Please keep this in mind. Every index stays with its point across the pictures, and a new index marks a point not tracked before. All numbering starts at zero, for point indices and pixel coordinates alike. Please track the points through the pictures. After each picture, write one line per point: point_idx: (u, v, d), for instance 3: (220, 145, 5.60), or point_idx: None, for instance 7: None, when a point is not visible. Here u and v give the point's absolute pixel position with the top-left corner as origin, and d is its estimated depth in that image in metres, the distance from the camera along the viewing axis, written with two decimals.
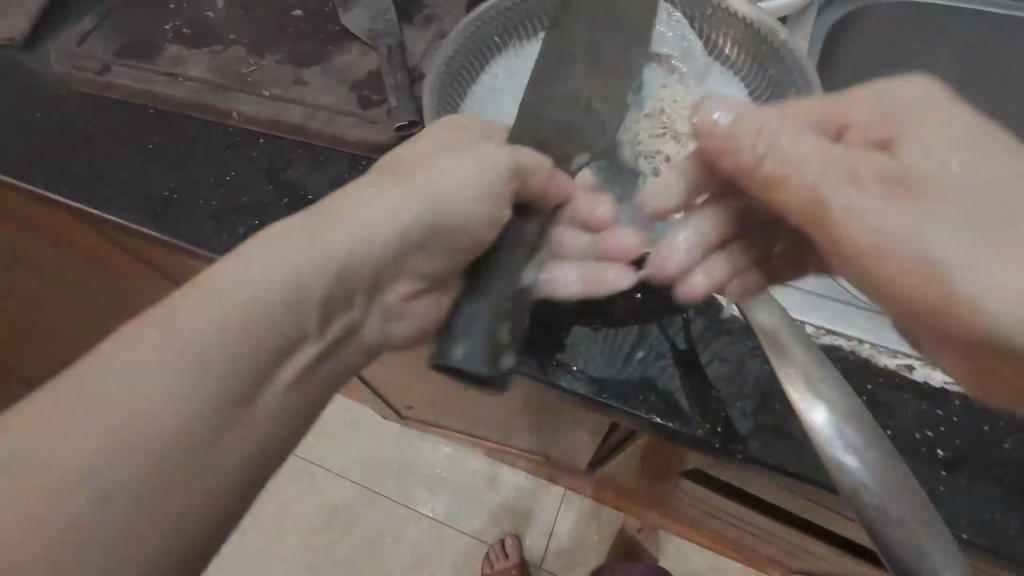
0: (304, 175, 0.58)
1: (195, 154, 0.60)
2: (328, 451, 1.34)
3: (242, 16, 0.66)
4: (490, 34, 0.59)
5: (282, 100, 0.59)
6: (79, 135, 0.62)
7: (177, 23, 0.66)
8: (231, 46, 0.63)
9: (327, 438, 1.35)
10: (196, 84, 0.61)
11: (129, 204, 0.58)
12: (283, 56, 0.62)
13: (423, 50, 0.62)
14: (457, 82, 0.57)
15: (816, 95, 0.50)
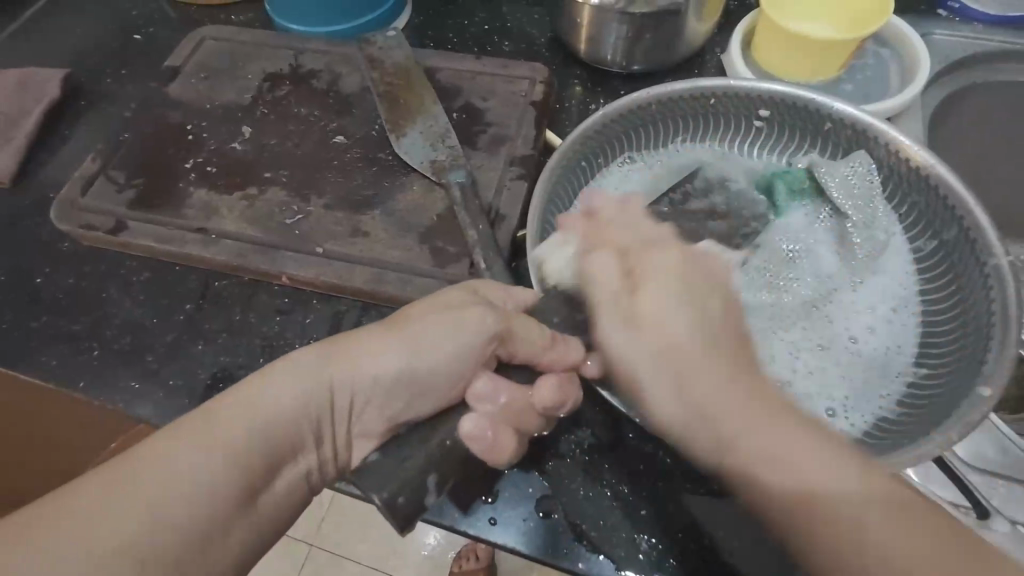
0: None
1: (239, 325, 0.51)
2: (354, 543, 1.21)
3: (278, 147, 0.57)
4: (579, 159, 0.51)
5: (342, 258, 0.50)
6: (100, 308, 0.53)
7: (199, 158, 0.57)
8: (270, 187, 0.55)
9: (351, 530, 1.22)
10: (235, 240, 0.52)
11: (165, 397, 0.48)
12: (332, 197, 0.54)
13: (497, 181, 0.53)
14: (551, 216, 0.49)
15: (994, 242, 0.42)
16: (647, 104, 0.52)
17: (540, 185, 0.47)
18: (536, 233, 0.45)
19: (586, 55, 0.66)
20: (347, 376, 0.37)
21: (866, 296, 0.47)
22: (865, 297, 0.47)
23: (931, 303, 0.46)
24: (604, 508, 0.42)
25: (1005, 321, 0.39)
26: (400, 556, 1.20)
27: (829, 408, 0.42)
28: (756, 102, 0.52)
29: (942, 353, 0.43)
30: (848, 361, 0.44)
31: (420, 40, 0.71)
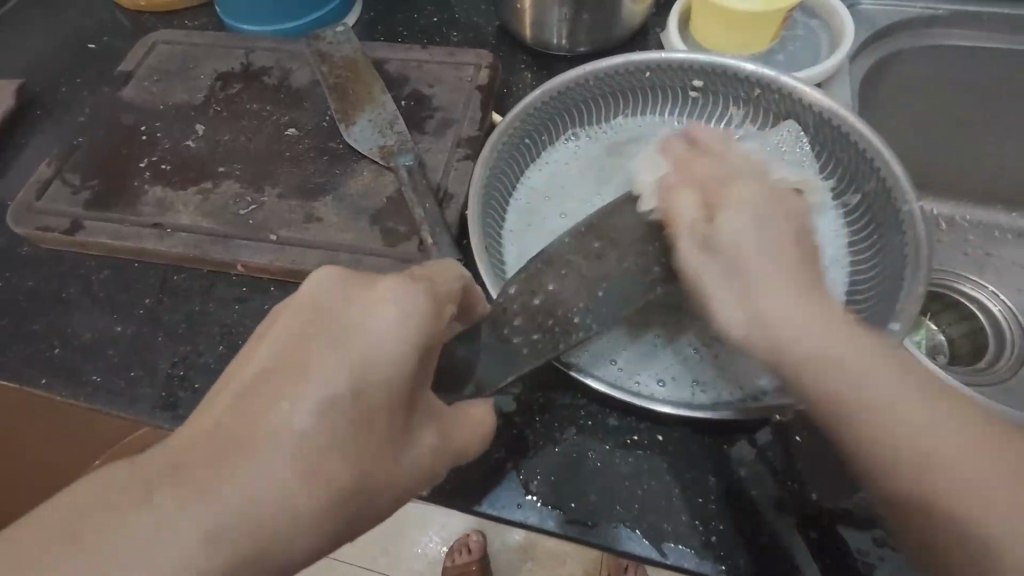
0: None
1: (198, 315, 0.52)
2: (345, 544, 1.21)
3: (230, 142, 0.59)
4: (521, 137, 0.53)
5: (295, 243, 0.51)
6: (61, 307, 0.54)
7: (153, 156, 0.58)
8: (224, 180, 0.56)
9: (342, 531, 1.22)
10: (190, 233, 0.53)
11: (128, 387, 0.49)
12: (285, 187, 0.55)
13: (444, 163, 0.55)
14: (495, 193, 0.51)
15: (907, 188, 0.44)
16: (584, 81, 0.54)
17: (480, 161, 0.49)
18: (476, 207, 0.47)
19: (530, 40, 0.68)
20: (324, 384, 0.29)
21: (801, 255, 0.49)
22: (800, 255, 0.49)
23: (860, 255, 0.48)
24: (553, 463, 0.43)
25: (915, 260, 0.41)
26: (392, 555, 1.19)
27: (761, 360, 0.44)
28: (688, 73, 0.54)
29: (864, 298, 0.45)
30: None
31: (370, 35, 0.72)
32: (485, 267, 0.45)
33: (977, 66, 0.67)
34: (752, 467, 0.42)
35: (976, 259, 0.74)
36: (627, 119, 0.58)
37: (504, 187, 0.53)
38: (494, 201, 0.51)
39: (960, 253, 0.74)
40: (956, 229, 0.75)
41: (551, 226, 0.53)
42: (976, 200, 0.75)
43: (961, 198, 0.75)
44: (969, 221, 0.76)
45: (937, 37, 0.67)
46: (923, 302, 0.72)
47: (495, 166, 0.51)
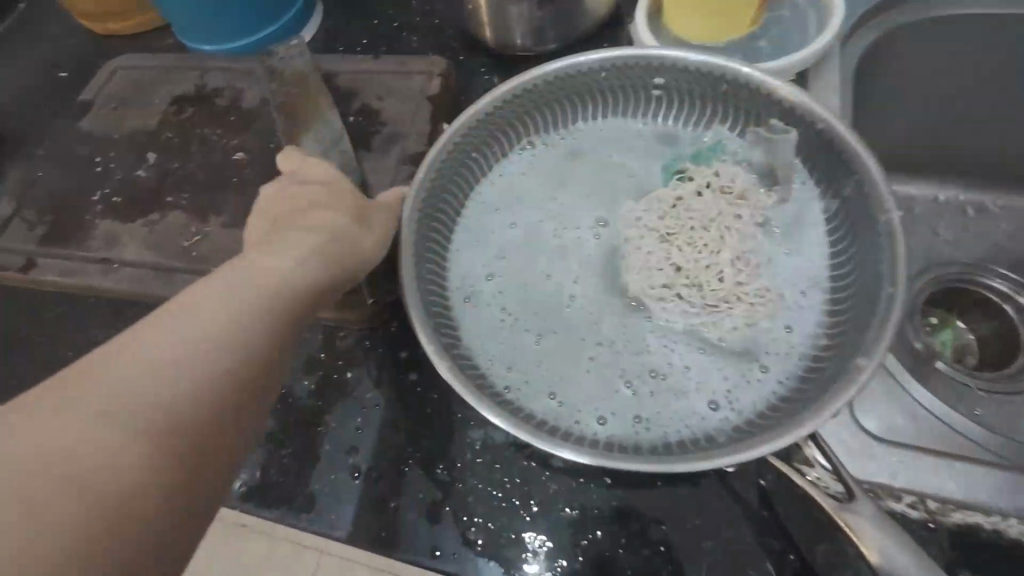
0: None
1: None
2: None
3: (179, 169, 0.58)
4: (465, 152, 0.49)
5: None
6: (23, 343, 0.55)
7: (106, 189, 0.58)
8: (170, 211, 0.55)
9: None
10: (136, 268, 0.52)
11: None
12: (230, 215, 0.54)
13: (389, 182, 0.52)
14: (437, 216, 0.48)
15: (886, 192, 0.38)
16: (532, 86, 0.50)
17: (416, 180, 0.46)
18: (409, 232, 0.44)
19: (490, 41, 0.64)
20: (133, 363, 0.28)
21: (770, 272, 0.43)
22: (768, 271, 0.43)
23: (837, 271, 0.42)
24: (493, 507, 0.41)
25: (893, 285, 0.35)
26: None
27: (716, 396, 0.39)
28: (648, 70, 0.49)
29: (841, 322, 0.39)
30: (745, 345, 0.41)
31: (329, 46, 0.70)
32: (413, 300, 0.41)
33: (1002, 34, 0.58)
34: (708, 512, 0.39)
35: (1011, 251, 0.66)
36: (586, 123, 0.53)
37: (452, 204, 0.50)
38: (437, 222, 0.47)
39: (991, 246, 0.66)
40: (985, 217, 0.67)
41: (502, 241, 0.48)
42: (1001, 185, 0.67)
43: (982, 183, 0.67)
44: (1000, 208, 0.67)
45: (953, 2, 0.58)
46: (948, 300, 0.64)
47: (436, 185, 0.47)
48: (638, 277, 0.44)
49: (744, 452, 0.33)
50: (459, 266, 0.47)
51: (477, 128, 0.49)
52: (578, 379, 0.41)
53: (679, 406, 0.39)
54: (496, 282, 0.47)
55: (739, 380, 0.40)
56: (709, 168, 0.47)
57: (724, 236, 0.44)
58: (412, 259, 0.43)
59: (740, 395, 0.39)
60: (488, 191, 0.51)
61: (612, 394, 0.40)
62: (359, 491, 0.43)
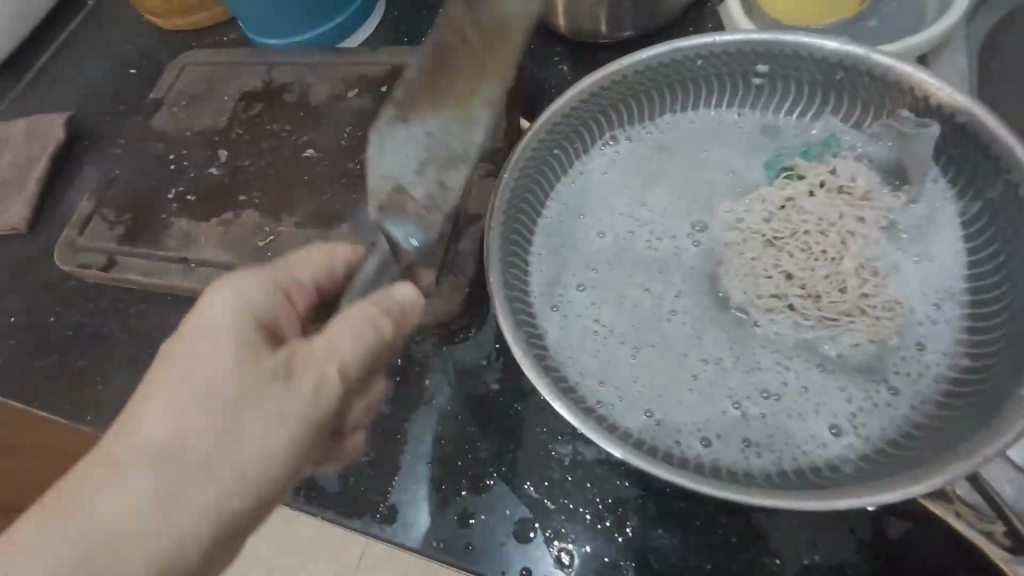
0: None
1: None
2: None
3: (251, 167, 0.57)
4: (550, 148, 0.47)
5: None
6: (103, 341, 0.55)
7: (180, 187, 0.58)
8: (244, 209, 0.54)
9: None
10: (213, 268, 0.52)
11: None
12: (303, 214, 0.53)
13: (465, 182, 0.50)
14: (520, 216, 0.45)
15: None
16: (622, 77, 0.46)
17: (501, 178, 0.44)
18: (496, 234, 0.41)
19: (564, 29, 0.60)
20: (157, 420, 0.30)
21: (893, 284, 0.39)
22: (891, 282, 0.39)
23: (972, 285, 0.38)
24: (586, 529, 0.38)
25: None
26: None
27: (835, 420, 0.36)
28: (751, 57, 0.45)
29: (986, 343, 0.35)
30: (868, 365, 0.37)
31: (395, 37, 0.68)
32: (504, 307, 0.39)
33: None
34: (826, 547, 0.36)
35: None
36: (678, 116, 0.50)
37: (534, 203, 0.47)
38: (520, 223, 0.45)
39: None
40: None
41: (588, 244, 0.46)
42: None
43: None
44: None
45: None
46: None
47: (520, 184, 0.45)
48: (741, 284, 0.41)
49: (887, 493, 0.30)
50: (543, 269, 0.45)
51: (563, 122, 0.46)
52: (680, 397, 0.38)
53: (797, 431, 0.36)
54: (584, 291, 0.44)
55: (864, 404, 0.36)
56: (823, 166, 0.43)
57: (840, 244, 0.41)
58: (499, 262, 0.41)
59: (867, 420, 0.36)
60: (571, 190, 0.49)
61: (719, 415, 0.37)
62: (443, 505, 0.41)
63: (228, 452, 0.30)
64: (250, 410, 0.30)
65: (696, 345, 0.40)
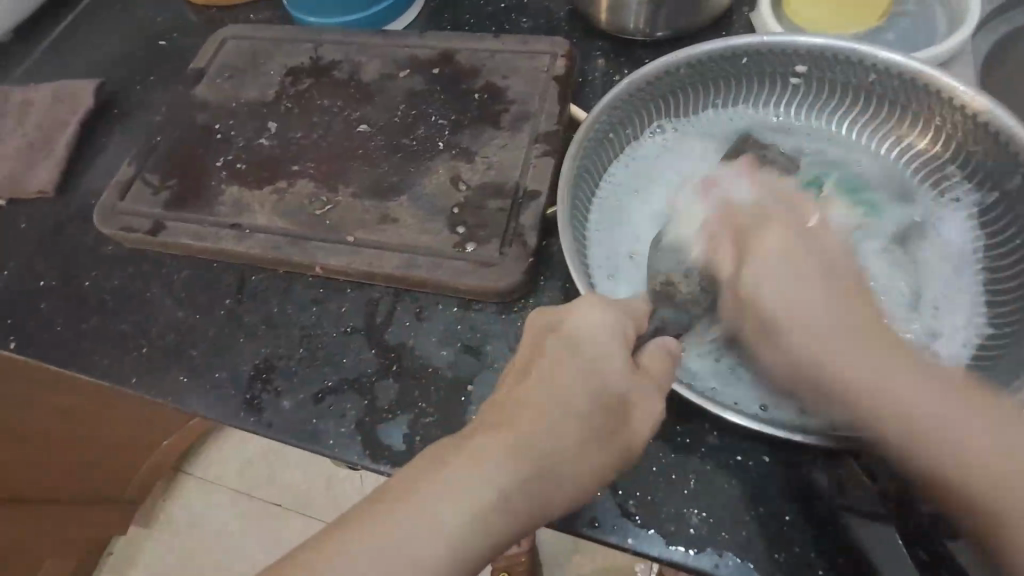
0: (407, 334, 0.49)
1: (277, 317, 0.52)
2: None
3: (302, 140, 0.58)
4: (607, 130, 0.50)
5: (373, 244, 0.50)
6: (147, 306, 0.55)
7: (229, 156, 0.58)
8: (298, 179, 0.55)
9: None
10: (268, 235, 0.52)
11: (213, 389, 0.50)
12: (360, 186, 0.54)
13: (522, 160, 0.52)
14: (581, 191, 0.48)
15: None
16: (676, 68, 0.50)
17: (569, 154, 0.47)
18: (567, 205, 0.44)
19: (606, 25, 0.64)
20: (536, 403, 0.33)
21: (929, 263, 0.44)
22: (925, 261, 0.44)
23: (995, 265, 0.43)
24: (651, 481, 0.41)
25: None
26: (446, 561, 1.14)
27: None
28: (793, 58, 0.49)
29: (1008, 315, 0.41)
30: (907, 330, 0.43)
31: (437, 24, 0.70)
32: (576, 271, 0.42)
33: None
34: (875, 495, 0.39)
35: None
36: (725, 109, 0.54)
37: (590, 181, 0.50)
38: (580, 198, 0.48)
39: None
40: None
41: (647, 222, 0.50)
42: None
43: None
44: None
45: None
46: None
47: (582, 162, 0.48)
48: None
49: None
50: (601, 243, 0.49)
51: (622, 106, 0.50)
52: (743, 356, 0.43)
53: None
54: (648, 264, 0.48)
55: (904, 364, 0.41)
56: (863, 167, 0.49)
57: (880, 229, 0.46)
58: (569, 231, 0.44)
59: None
60: (626, 171, 0.52)
61: (778, 373, 0.42)
62: None
63: (569, 475, 0.32)
64: (610, 422, 0.34)
65: None
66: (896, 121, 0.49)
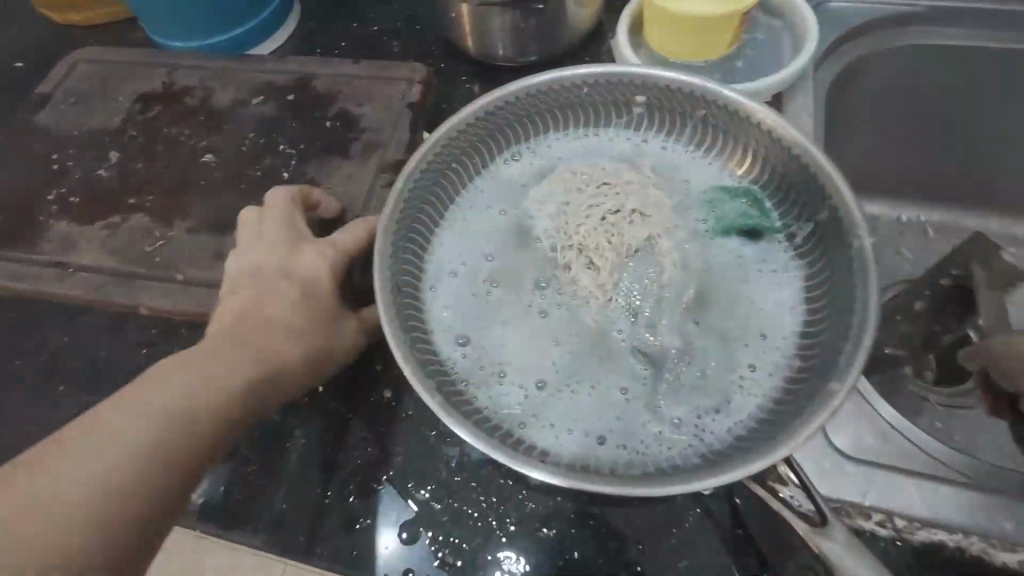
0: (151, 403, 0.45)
1: (103, 361, 0.49)
2: None
3: (143, 170, 0.55)
4: (447, 161, 0.50)
5: (204, 282, 0.48)
6: None
7: (63, 189, 0.55)
8: (133, 214, 0.52)
9: None
10: (94, 274, 0.50)
11: (24, 442, 0.46)
12: (198, 219, 0.51)
13: (366, 191, 0.51)
14: (416, 223, 0.48)
15: (858, 218, 0.40)
16: (514, 99, 0.50)
17: (397, 187, 0.46)
18: (388, 240, 0.43)
19: (471, 50, 0.63)
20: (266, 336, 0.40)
21: (755, 306, 0.44)
22: (741, 311, 0.44)
23: (810, 297, 0.43)
24: (469, 527, 0.40)
25: (863, 310, 0.37)
26: None
27: (679, 424, 0.40)
28: (631, 89, 0.50)
29: (812, 349, 0.41)
30: (721, 376, 0.41)
31: (307, 46, 0.68)
32: (388, 318, 0.40)
33: (954, 66, 0.62)
34: (682, 531, 0.39)
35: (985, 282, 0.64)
36: (571, 137, 0.54)
37: (428, 216, 0.49)
38: (413, 235, 0.47)
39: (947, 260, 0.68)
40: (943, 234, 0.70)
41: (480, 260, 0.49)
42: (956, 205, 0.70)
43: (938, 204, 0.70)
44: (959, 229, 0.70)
45: (914, 37, 0.61)
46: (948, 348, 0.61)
47: (413, 198, 0.47)
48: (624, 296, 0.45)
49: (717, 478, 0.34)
50: (433, 281, 0.48)
51: (458, 138, 0.49)
52: (560, 397, 0.42)
53: (662, 428, 0.40)
54: (481, 297, 0.47)
55: (717, 407, 0.40)
56: (697, 212, 0.49)
57: (707, 280, 0.45)
58: (387, 271, 0.43)
59: (723, 421, 0.40)
60: (467, 207, 0.51)
61: (593, 413, 0.41)
62: (329, 513, 0.41)
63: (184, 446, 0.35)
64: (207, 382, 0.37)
65: (583, 347, 0.44)
66: (727, 152, 0.50)
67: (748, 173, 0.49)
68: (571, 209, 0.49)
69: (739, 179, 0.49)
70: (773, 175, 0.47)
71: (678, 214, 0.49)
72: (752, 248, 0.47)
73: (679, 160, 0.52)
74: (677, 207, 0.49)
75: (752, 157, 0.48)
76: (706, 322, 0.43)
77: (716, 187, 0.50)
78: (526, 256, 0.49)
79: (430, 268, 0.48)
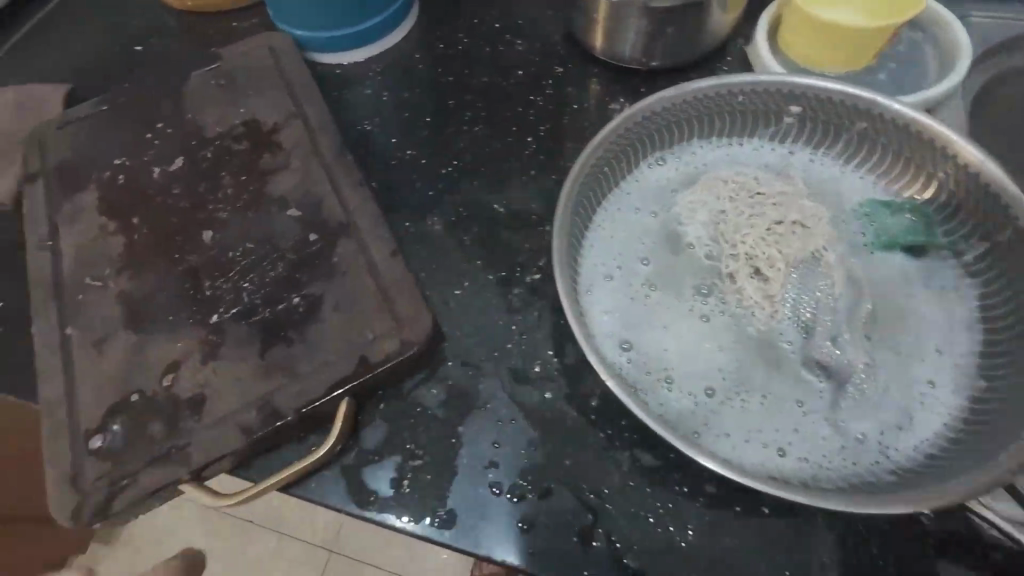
0: (322, 393, 0.44)
1: None
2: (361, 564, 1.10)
3: (285, 160, 0.55)
4: (603, 164, 0.49)
5: (361, 274, 0.48)
6: None
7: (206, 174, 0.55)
8: (281, 202, 0.53)
9: None
10: (248, 261, 0.50)
11: None
12: (347, 211, 0.51)
13: None
14: (576, 225, 0.47)
15: None
16: (672, 104, 0.49)
17: (565, 188, 0.45)
18: (564, 242, 0.43)
19: (601, 51, 0.63)
20: None
21: (930, 324, 0.43)
22: (916, 328, 0.43)
23: (985, 316, 0.43)
24: (646, 532, 0.40)
25: None
26: None
27: (865, 440, 0.39)
28: (789, 98, 0.49)
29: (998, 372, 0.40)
30: (902, 393, 0.41)
31: (428, 41, 0.68)
32: (574, 320, 0.40)
33: None
34: (866, 545, 0.39)
35: None
36: (714, 145, 0.53)
37: (584, 218, 0.49)
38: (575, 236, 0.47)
39: None
40: None
41: (636, 263, 0.48)
42: None
43: None
44: None
45: None
46: None
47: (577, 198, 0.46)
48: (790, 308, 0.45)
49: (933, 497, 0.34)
50: (590, 283, 0.47)
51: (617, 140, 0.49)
52: (737, 407, 0.41)
53: (846, 443, 0.39)
54: (641, 301, 0.47)
55: (900, 424, 0.40)
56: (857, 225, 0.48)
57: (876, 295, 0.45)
58: (565, 273, 0.42)
59: (908, 438, 0.39)
60: (617, 208, 0.51)
61: (773, 425, 0.40)
62: (500, 511, 0.42)
63: None
64: None
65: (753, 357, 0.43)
66: (885, 165, 0.49)
67: (910, 187, 0.48)
68: (728, 217, 0.49)
69: (898, 193, 0.49)
70: (940, 192, 0.47)
71: (838, 226, 0.48)
72: (918, 264, 0.46)
73: (832, 171, 0.51)
74: (837, 219, 0.48)
75: (917, 171, 0.47)
76: (881, 337, 0.43)
77: (874, 200, 0.49)
78: (683, 261, 0.48)
79: (587, 269, 0.48)
